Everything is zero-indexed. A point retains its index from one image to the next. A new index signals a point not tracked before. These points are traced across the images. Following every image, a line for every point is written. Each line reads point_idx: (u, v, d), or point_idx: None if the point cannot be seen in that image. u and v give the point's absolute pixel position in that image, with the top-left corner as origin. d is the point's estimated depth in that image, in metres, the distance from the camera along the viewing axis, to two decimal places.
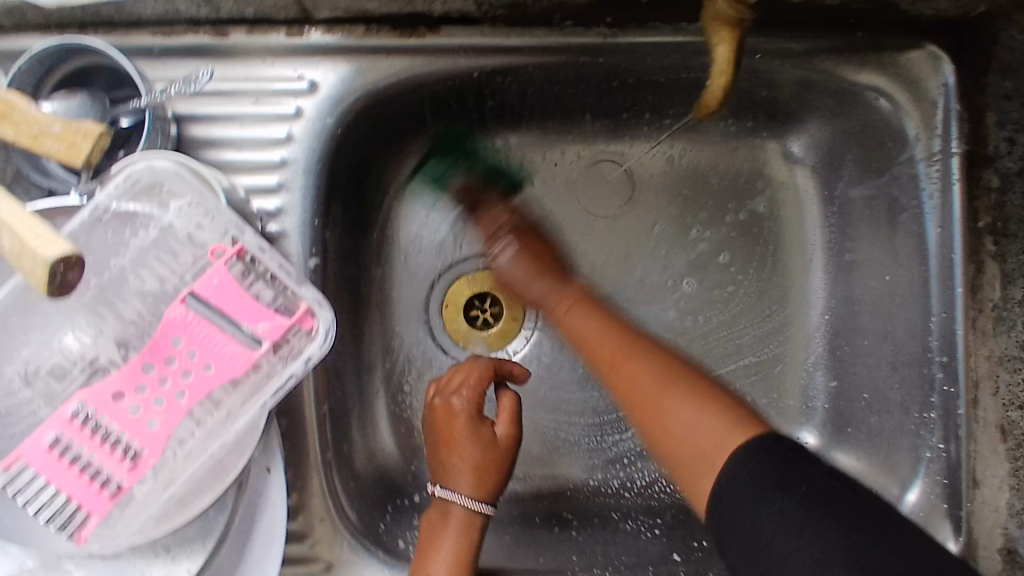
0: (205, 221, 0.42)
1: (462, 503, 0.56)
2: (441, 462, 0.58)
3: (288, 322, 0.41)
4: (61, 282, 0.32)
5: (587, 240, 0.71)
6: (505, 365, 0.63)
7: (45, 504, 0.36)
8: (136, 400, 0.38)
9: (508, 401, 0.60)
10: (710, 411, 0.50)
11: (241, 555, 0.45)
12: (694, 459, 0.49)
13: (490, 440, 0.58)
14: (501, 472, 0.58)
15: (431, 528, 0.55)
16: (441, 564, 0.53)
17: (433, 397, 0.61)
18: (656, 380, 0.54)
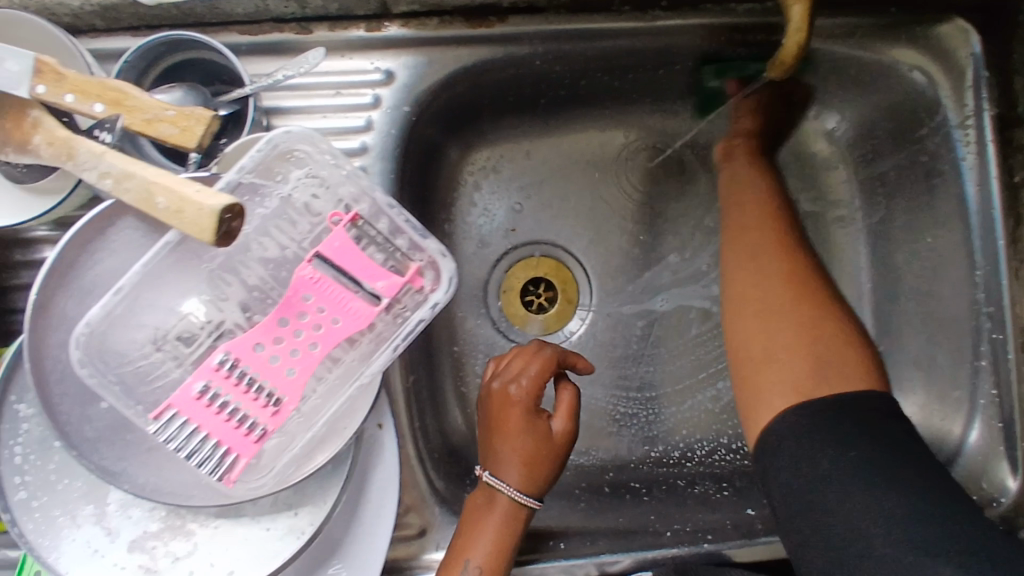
0: (320, 191, 0.45)
1: (508, 494, 0.56)
2: (492, 449, 0.58)
3: (402, 281, 0.43)
4: (227, 230, 0.35)
5: (635, 220, 0.75)
6: (569, 356, 0.62)
7: (196, 448, 0.38)
8: (274, 351, 0.40)
9: (567, 396, 0.60)
10: (807, 362, 0.52)
11: (355, 508, 0.48)
12: (770, 391, 0.52)
13: (544, 434, 0.58)
14: (552, 468, 0.58)
15: (475, 511, 0.56)
16: (481, 551, 0.53)
17: (490, 380, 0.60)
18: (803, 329, 0.53)
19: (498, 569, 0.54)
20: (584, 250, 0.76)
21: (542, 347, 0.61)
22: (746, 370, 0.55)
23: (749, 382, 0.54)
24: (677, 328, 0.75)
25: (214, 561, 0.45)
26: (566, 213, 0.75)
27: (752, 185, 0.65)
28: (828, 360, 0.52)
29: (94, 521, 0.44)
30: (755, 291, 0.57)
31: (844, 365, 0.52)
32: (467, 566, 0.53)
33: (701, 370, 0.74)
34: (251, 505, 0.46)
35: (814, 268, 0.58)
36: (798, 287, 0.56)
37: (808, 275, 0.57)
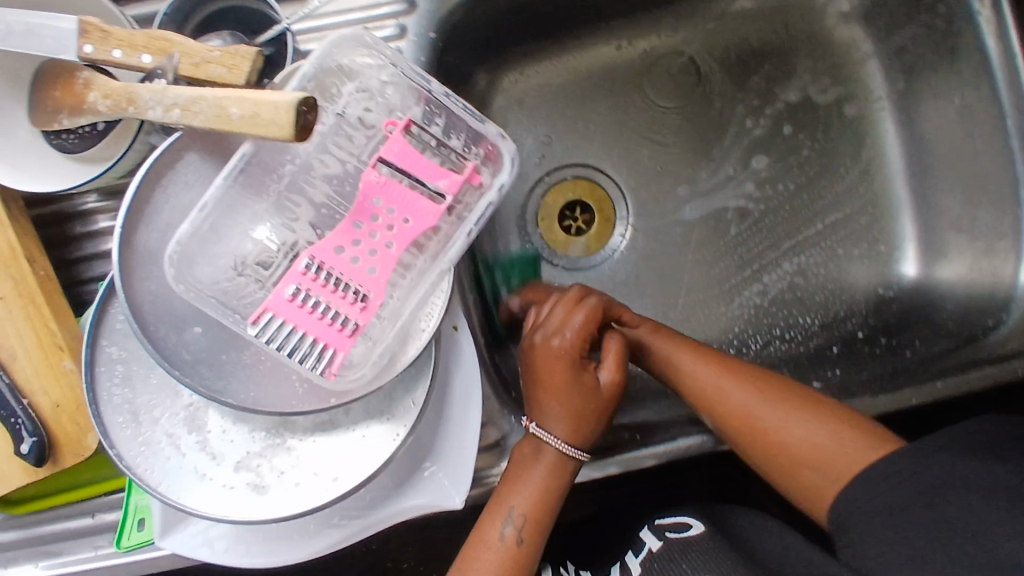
0: (372, 104, 0.46)
1: (557, 447, 0.55)
2: (537, 401, 0.57)
3: (462, 179, 0.45)
4: (304, 123, 0.37)
5: (661, 131, 0.76)
6: (616, 307, 0.61)
7: (295, 346, 0.40)
8: (354, 252, 0.42)
9: (616, 347, 0.59)
10: (831, 427, 0.52)
11: (443, 410, 0.50)
12: (835, 457, 0.51)
13: (591, 387, 0.57)
14: (599, 421, 0.57)
15: (523, 459, 0.56)
16: (523, 500, 0.55)
17: (532, 334, 0.60)
18: (717, 395, 0.55)
19: (542, 516, 0.55)
20: (615, 167, 0.77)
21: (587, 298, 0.60)
22: (779, 460, 0.53)
23: (802, 482, 0.52)
24: (716, 231, 0.76)
25: (318, 471, 0.47)
26: (593, 133, 0.76)
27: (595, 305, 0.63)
28: (797, 415, 0.53)
29: (198, 448, 0.47)
30: (735, 403, 0.54)
31: (832, 435, 0.51)
32: (510, 514, 0.55)
33: (745, 268, 0.75)
34: (345, 417, 0.47)
35: (725, 356, 0.57)
36: (750, 385, 0.55)
37: (717, 357, 0.57)
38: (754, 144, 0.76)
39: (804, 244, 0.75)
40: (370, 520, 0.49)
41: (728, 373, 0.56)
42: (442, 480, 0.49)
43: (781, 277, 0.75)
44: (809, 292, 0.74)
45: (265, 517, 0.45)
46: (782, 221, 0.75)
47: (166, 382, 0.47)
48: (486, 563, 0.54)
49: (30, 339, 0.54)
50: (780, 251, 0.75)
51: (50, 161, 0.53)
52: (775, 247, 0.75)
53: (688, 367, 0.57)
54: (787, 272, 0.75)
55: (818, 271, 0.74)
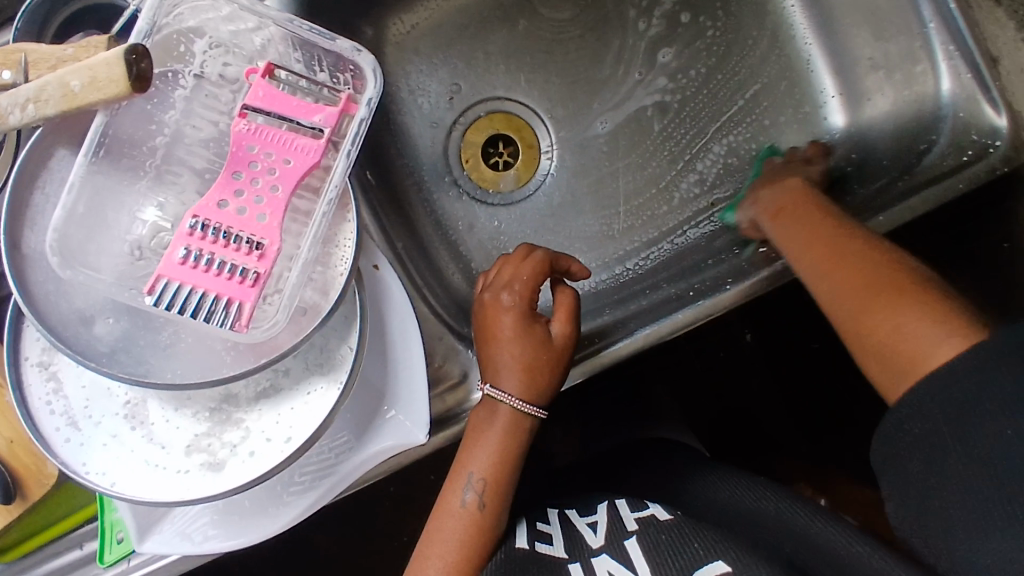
0: (230, 58, 0.45)
1: (510, 403, 0.54)
2: (489, 360, 0.55)
3: (337, 110, 0.44)
4: (138, 73, 0.37)
5: (563, 47, 0.75)
6: (562, 260, 0.59)
7: (199, 307, 0.39)
8: (239, 204, 0.41)
9: (566, 299, 0.56)
10: (933, 320, 0.47)
11: (384, 353, 0.48)
12: (911, 340, 0.47)
13: (543, 340, 0.55)
14: (555, 374, 0.55)
15: (478, 422, 0.55)
16: (483, 464, 0.54)
17: (481, 292, 0.58)
18: (824, 267, 0.52)
19: (503, 477, 0.55)
20: (527, 93, 0.75)
21: (532, 251, 0.58)
22: (868, 322, 0.50)
23: (880, 342, 0.49)
24: (641, 132, 0.75)
25: (270, 436, 0.45)
26: (496, 64, 0.75)
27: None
28: (888, 297, 0.49)
29: (146, 440, 0.45)
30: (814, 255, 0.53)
31: (928, 324, 0.47)
32: (471, 479, 0.54)
33: (677, 160, 0.74)
34: (286, 378, 0.46)
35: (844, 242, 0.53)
36: (856, 264, 0.51)
37: (831, 241, 0.53)
38: (658, 36, 0.74)
39: (730, 123, 0.74)
40: (337, 477, 0.48)
41: (823, 257, 0.53)
42: (403, 421, 0.48)
43: (714, 162, 0.74)
44: (745, 168, 0.73)
45: (225, 492, 0.44)
46: (703, 106, 0.74)
47: (98, 384, 0.45)
48: (450, 530, 0.53)
49: None
50: (708, 136, 0.74)
51: None
52: (703, 134, 0.74)
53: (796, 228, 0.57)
54: (718, 154, 0.74)
55: (749, 146, 0.73)
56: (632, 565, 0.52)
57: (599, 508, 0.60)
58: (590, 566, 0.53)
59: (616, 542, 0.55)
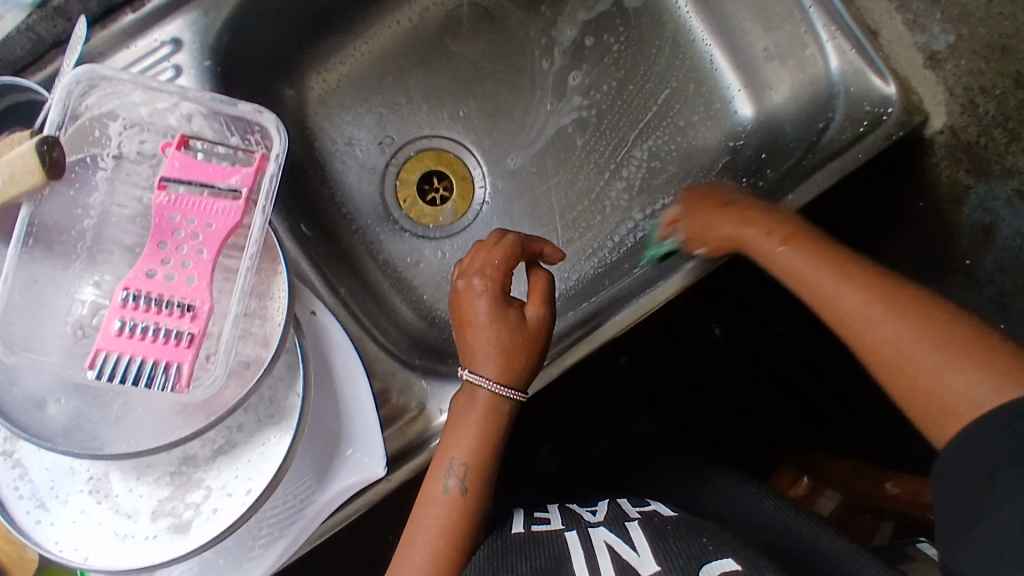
0: (145, 135, 0.47)
1: (489, 387, 0.56)
2: (466, 345, 0.57)
3: (253, 170, 0.46)
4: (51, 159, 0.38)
5: (480, 81, 0.78)
6: (535, 244, 0.61)
7: (139, 375, 0.40)
8: (168, 271, 0.43)
9: (539, 282, 0.59)
10: (961, 371, 0.45)
11: (333, 392, 0.50)
12: (955, 402, 0.45)
13: (517, 321, 0.57)
14: (530, 356, 0.57)
15: (458, 406, 0.56)
16: (463, 448, 0.55)
17: (456, 280, 0.60)
18: (879, 315, 0.49)
19: (485, 462, 0.56)
20: (453, 128, 0.78)
21: (502, 237, 0.61)
22: (894, 384, 0.48)
23: (914, 389, 0.47)
24: (566, 149, 0.78)
25: (231, 491, 0.47)
26: (418, 104, 0.77)
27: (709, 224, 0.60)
28: (921, 343, 0.47)
29: (113, 512, 0.46)
30: (835, 303, 0.51)
31: (972, 371, 0.45)
32: (453, 465, 0.55)
33: (603, 170, 0.78)
34: (241, 432, 0.48)
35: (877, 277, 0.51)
36: (872, 316, 0.49)
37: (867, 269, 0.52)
38: (566, 59, 0.78)
39: (647, 129, 0.77)
40: (305, 520, 0.49)
41: (873, 292, 0.50)
42: (363, 459, 0.49)
43: (638, 167, 0.77)
44: (669, 168, 0.77)
45: (194, 551, 0.45)
46: (619, 116, 0.77)
47: (61, 463, 0.46)
48: (433, 515, 0.54)
49: None
50: (629, 143, 0.77)
51: None
52: (623, 143, 0.78)
53: (806, 261, 0.54)
54: (641, 159, 0.77)
55: (669, 148, 0.77)
56: (631, 541, 0.50)
57: (601, 505, 0.61)
58: (585, 534, 0.53)
59: (617, 521, 0.55)
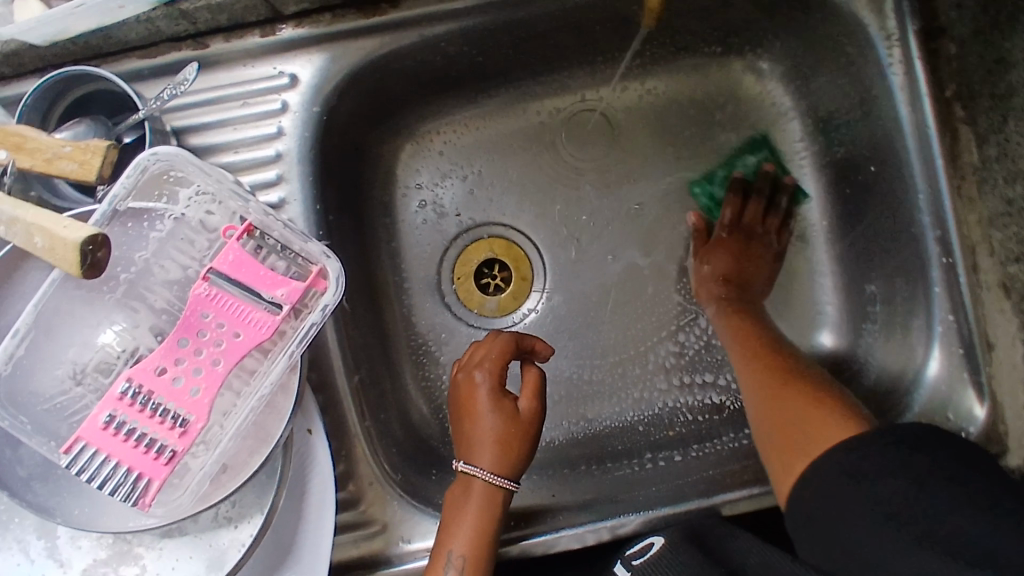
0: (214, 207, 0.45)
1: (486, 479, 0.51)
2: (465, 438, 0.53)
3: (303, 285, 0.44)
4: (91, 261, 0.37)
5: (578, 190, 0.73)
6: (525, 338, 0.56)
7: (108, 477, 0.39)
8: (177, 373, 0.42)
9: (533, 374, 0.55)
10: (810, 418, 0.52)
11: (298, 514, 0.49)
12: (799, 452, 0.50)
13: (512, 413, 0.53)
14: (526, 447, 0.53)
15: (455, 501, 0.51)
16: (462, 539, 0.49)
17: (455, 372, 0.56)
18: (763, 372, 0.59)
19: (485, 552, 0.50)
20: (532, 226, 0.74)
21: (498, 330, 0.56)
22: (770, 441, 0.53)
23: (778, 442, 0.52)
24: (633, 291, 0.73)
25: None
26: (508, 191, 0.74)
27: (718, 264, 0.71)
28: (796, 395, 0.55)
29: (46, 555, 0.45)
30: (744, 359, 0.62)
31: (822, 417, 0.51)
32: (451, 558, 0.49)
33: (662, 328, 0.72)
34: (194, 523, 0.47)
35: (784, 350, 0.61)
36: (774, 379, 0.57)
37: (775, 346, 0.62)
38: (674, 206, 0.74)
39: None
40: None
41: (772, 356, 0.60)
42: None
43: (699, 337, 0.72)
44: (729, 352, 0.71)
45: None
46: None
47: None
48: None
49: None
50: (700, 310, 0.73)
51: None
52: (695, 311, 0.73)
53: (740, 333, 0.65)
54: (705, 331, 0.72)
55: None
56: None
57: None
58: None
59: None
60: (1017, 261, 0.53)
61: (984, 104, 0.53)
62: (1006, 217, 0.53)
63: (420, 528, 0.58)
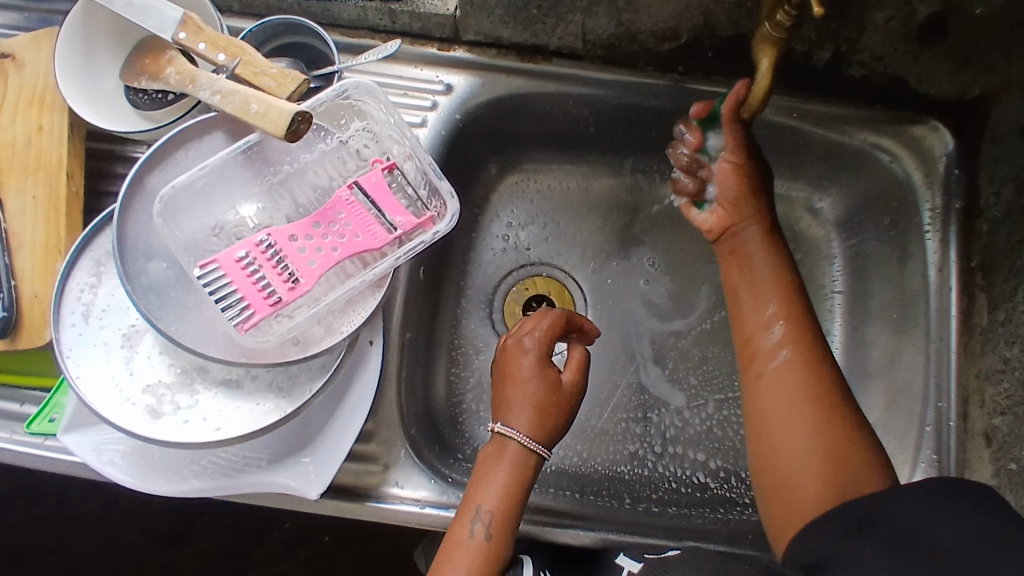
0: (371, 142, 0.56)
1: (519, 441, 0.57)
2: (504, 399, 0.59)
3: (416, 222, 0.54)
4: (295, 129, 0.49)
5: (634, 262, 0.83)
6: (576, 318, 0.64)
7: (224, 296, 0.49)
8: (304, 244, 0.51)
9: (577, 353, 0.63)
10: (828, 444, 0.50)
11: (333, 409, 0.56)
12: (805, 502, 0.49)
13: (555, 383, 0.60)
14: (560, 417, 0.60)
15: (487, 459, 0.58)
16: (489, 495, 0.56)
17: (506, 338, 0.63)
18: (771, 388, 0.54)
19: (510, 512, 0.56)
20: (586, 279, 0.83)
21: (551, 308, 0.63)
22: (770, 469, 0.52)
23: (780, 476, 0.51)
24: (658, 361, 0.80)
25: (208, 418, 0.53)
26: (575, 245, 0.84)
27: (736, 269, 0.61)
28: (814, 422, 0.51)
29: (123, 362, 0.53)
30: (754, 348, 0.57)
31: (830, 455, 0.50)
32: (479, 512, 0.56)
33: (671, 401, 0.78)
34: (250, 382, 0.54)
35: (817, 339, 0.56)
36: (782, 398, 0.53)
37: (805, 332, 0.56)
38: (712, 302, 0.82)
39: (731, 401, 0.78)
40: (233, 483, 0.54)
41: (798, 355, 0.55)
42: (309, 472, 0.54)
43: (704, 419, 0.78)
44: (725, 441, 0.76)
45: (144, 436, 0.51)
46: (717, 373, 0.79)
47: (121, 302, 0.54)
48: (456, 559, 0.54)
49: (38, 235, 0.61)
50: (709, 396, 0.78)
51: (120, 109, 0.63)
52: (707, 397, 0.78)
53: (751, 302, 0.59)
54: (711, 416, 0.78)
55: (738, 430, 0.77)
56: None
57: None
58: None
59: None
60: (1001, 413, 0.60)
61: (1001, 275, 0.62)
62: (1001, 373, 0.60)
63: (414, 480, 0.63)
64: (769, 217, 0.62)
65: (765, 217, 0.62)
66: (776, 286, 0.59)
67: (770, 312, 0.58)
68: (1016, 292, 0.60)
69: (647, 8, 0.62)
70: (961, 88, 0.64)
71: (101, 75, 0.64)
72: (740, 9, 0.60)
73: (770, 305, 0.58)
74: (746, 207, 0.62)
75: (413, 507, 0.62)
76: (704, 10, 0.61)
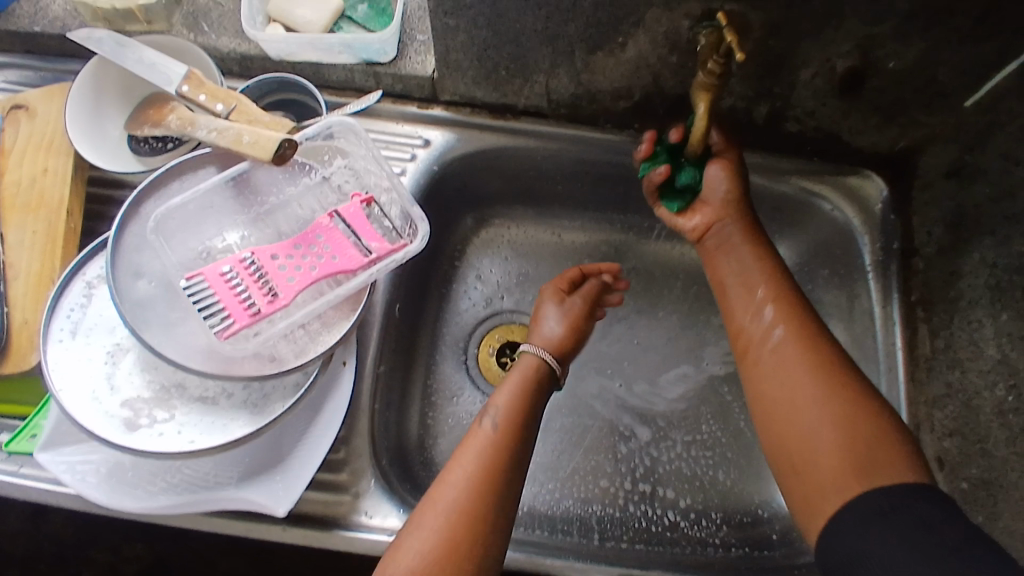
0: (351, 179, 0.62)
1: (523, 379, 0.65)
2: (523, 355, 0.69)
3: (391, 248, 0.58)
4: (282, 154, 0.56)
5: (602, 309, 0.87)
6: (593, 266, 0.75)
7: (207, 306, 0.53)
8: (285, 262, 0.55)
9: (593, 284, 0.75)
10: (837, 423, 0.51)
11: (308, 425, 0.58)
12: (827, 489, 0.49)
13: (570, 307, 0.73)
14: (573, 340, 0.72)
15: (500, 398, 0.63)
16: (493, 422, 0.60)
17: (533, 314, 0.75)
18: (778, 372, 0.56)
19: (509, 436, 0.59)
20: None
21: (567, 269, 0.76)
22: (784, 460, 0.53)
23: (800, 471, 0.52)
24: (627, 404, 0.82)
25: (182, 431, 0.54)
26: None
27: (722, 263, 0.64)
28: (817, 401, 0.53)
29: (104, 379, 0.55)
30: (752, 329, 0.59)
31: (841, 433, 0.51)
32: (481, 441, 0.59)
33: (642, 443, 0.80)
34: (226, 399, 0.56)
35: (812, 319, 0.58)
36: (782, 379, 0.55)
37: (795, 312, 0.58)
38: (677, 346, 0.85)
39: (699, 443, 0.80)
40: (204, 499, 0.55)
41: (792, 332, 0.57)
42: (280, 490, 0.55)
43: (673, 459, 0.79)
44: (695, 481, 0.78)
45: (122, 446, 0.52)
46: (685, 415, 0.81)
47: (108, 320, 0.57)
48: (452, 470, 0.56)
49: (34, 265, 0.64)
50: (678, 436, 0.80)
51: (120, 155, 0.69)
52: (675, 438, 0.80)
53: (741, 292, 0.62)
54: (679, 456, 0.79)
55: (707, 469, 0.78)
56: None
57: None
58: None
59: None
60: (950, 435, 0.63)
61: (939, 306, 0.66)
62: (946, 397, 0.64)
63: (383, 509, 0.63)
64: (745, 211, 0.65)
65: (745, 213, 0.65)
66: (762, 270, 0.62)
67: (758, 302, 0.60)
68: (952, 321, 0.65)
69: (603, 71, 0.69)
70: (889, 141, 0.70)
71: (106, 126, 0.69)
72: (684, 70, 0.68)
73: (758, 296, 0.60)
74: (723, 205, 0.65)
75: (382, 536, 0.62)
76: (652, 71, 0.68)
